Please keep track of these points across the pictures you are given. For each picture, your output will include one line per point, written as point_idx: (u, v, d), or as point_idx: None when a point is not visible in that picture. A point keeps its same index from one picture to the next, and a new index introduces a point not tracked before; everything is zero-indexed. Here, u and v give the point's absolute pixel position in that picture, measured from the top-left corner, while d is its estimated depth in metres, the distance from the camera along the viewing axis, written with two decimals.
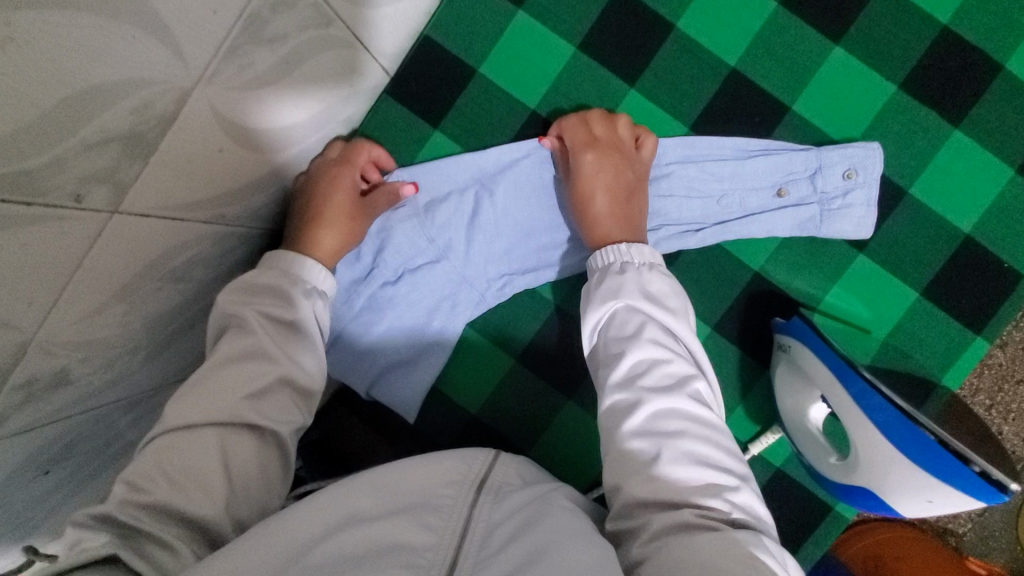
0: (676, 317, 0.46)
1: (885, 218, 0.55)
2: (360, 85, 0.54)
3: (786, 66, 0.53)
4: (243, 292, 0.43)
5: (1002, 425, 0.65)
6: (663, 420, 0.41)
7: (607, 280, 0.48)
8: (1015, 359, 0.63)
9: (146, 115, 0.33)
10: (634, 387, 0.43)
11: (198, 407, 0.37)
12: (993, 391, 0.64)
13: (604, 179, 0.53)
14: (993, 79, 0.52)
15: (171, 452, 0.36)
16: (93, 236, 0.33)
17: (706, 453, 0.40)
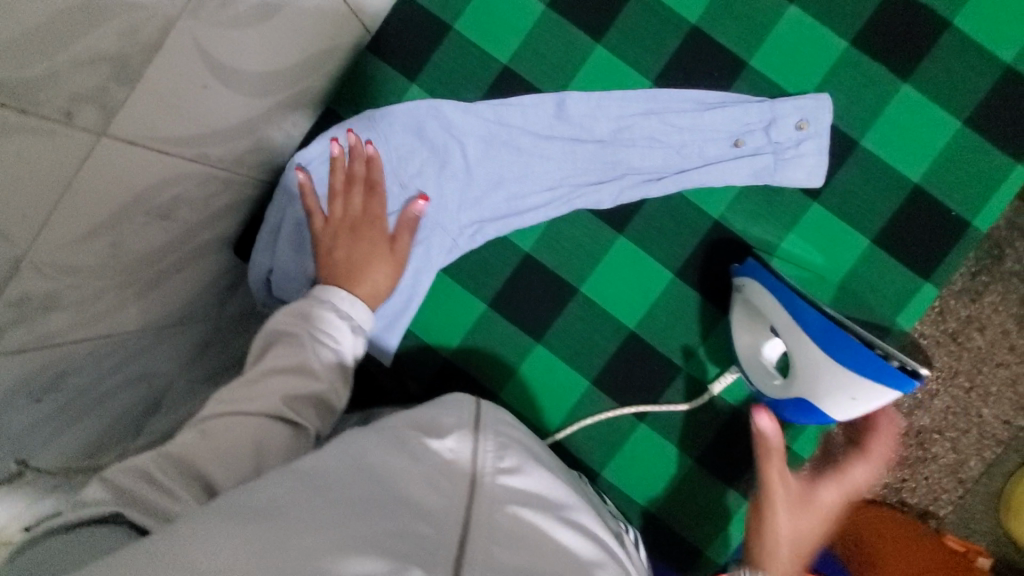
0: None
1: (838, 167, 0.58)
2: (341, 40, 0.59)
3: (743, 23, 0.58)
4: (293, 312, 0.53)
5: (982, 406, 0.86)
6: None
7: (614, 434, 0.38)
8: (991, 345, 0.84)
9: (133, 40, 0.39)
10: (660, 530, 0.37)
11: (246, 395, 0.48)
12: (973, 373, 0.85)
13: None
14: (939, 35, 0.56)
15: (222, 426, 0.46)
16: (85, 151, 0.41)
17: None
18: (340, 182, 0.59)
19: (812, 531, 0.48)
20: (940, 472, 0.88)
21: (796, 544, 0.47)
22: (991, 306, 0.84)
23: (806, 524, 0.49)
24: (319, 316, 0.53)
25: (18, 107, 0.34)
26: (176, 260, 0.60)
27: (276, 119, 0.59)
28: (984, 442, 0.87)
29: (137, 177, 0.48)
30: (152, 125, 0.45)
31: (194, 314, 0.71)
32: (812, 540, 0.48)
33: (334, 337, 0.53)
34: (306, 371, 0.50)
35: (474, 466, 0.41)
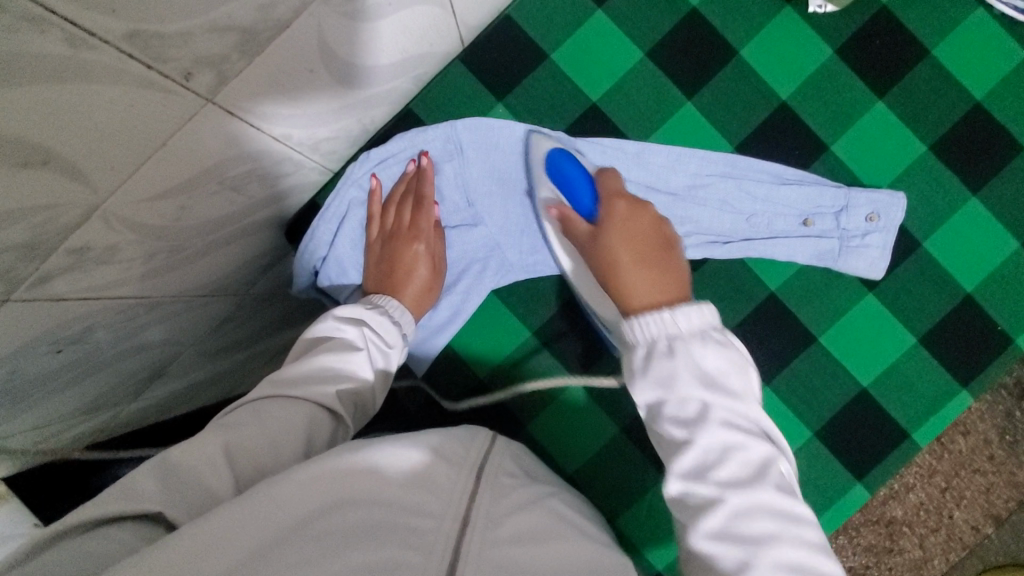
0: (740, 400, 0.43)
1: (898, 264, 0.59)
2: (437, 47, 0.59)
3: (830, 109, 0.59)
4: (352, 311, 0.53)
5: (955, 509, 0.93)
6: (744, 522, 0.39)
7: (655, 364, 0.44)
8: (972, 451, 0.92)
9: (266, 16, 0.38)
10: (709, 482, 0.41)
11: (297, 379, 0.48)
12: (951, 475, 0.92)
13: (625, 245, 0.51)
14: (1012, 157, 0.58)
15: (274, 409, 0.46)
16: (187, 115, 0.40)
17: (800, 558, 0.38)
18: (402, 191, 0.61)
19: (638, 249, 0.50)
20: (904, 566, 0.94)
21: (635, 280, 0.49)
22: (977, 414, 0.92)
23: (653, 272, 0.49)
24: (377, 320, 0.53)
25: (144, 60, 0.34)
26: (229, 233, 0.58)
27: (358, 111, 0.58)
28: (951, 544, 0.94)
29: (223, 147, 0.46)
30: (254, 100, 0.44)
31: (227, 287, 0.68)
32: (663, 267, 0.50)
33: (384, 340, 0.53)
34: (357, 366, 0.50)
35: (475, 497, 0.40)
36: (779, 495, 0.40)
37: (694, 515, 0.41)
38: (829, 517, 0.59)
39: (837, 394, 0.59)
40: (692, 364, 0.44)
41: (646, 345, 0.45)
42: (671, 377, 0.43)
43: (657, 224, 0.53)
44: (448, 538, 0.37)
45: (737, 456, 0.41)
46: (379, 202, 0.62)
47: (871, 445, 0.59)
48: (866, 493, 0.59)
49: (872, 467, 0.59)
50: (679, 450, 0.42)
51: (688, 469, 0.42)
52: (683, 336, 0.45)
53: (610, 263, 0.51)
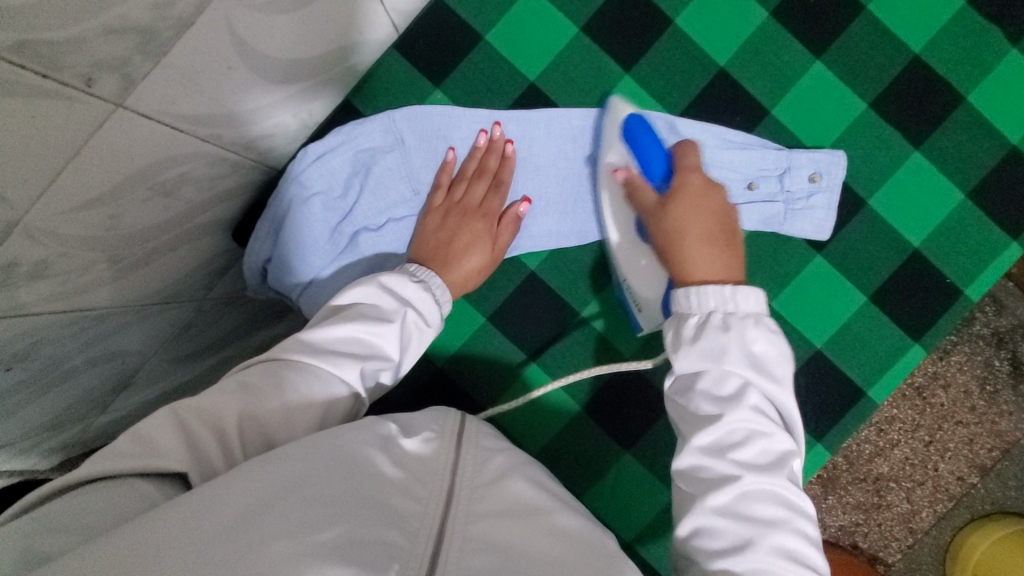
0: (780, 388, 0.46)
1: (845, 223, 0.59)
2: (368, 36, 0.58)
3: (769, 73, 0.59)
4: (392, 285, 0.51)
5: (940, 460, 0.94)
6: (755, 504, 0.41)
7: (710, 335, 0.46)
8: (954, 404, 0.93)
9: (165, 14, 0.37)
10: (726, 458, 0.43)
11: (323, 351, 0.46)
12: (934, 429, 0.94)
13: (699, 221, 0.52)
14: (954, 109, 0.58)
15: (285, 372, 0.45)
16: (98, 122, 0.39)
17: (798, 548, 0.40)
18: (474, 168, 0.60)
19: (705, 225, 0.52)
20: (894, 520, 0.95)
21: (697, 251, 0.51)
22: (956, 365, 0.93)
23: (712, 251, 0.51)
24: (417, 298, 0.51)
25: (39, 71, 0.33)
26: (171, 239, 0.57)
27: (292, 106, 0.57)
28: (937, 495, 0.95)
29: (148, 152, 0.46)
30: (171, 102, 0.44)
31: (180, 294, 0.68)
32: (722, 248, 0.52)
33: (424, 318, 0.51)
34: (386, 342, 0.48)
35: (455, 473, 0.42)
36: (791, 486, 0.42)
37: (705, 487, 0.43)
38: (790, 481, 0.60)
39: (793, 359, 0.60)
40: (743, 344, 0.46)
41: (701, 316, 0.48)
42: (721, 349, 0.46)
43: (726, 209, 0.53)
44: (433, 517, 0.38)
45: (761, 442, 0.43)
46: (321, 200, 0.60)
47: (830, 406, 0.60)
48: (825, 452, 0.60)
49: (831, 428, 0.60)
50: (705, 424, 0.44)
51: (709, 445, 0.44)
52: (740, 315, 0.47)
53: (675, 235, 0.52)
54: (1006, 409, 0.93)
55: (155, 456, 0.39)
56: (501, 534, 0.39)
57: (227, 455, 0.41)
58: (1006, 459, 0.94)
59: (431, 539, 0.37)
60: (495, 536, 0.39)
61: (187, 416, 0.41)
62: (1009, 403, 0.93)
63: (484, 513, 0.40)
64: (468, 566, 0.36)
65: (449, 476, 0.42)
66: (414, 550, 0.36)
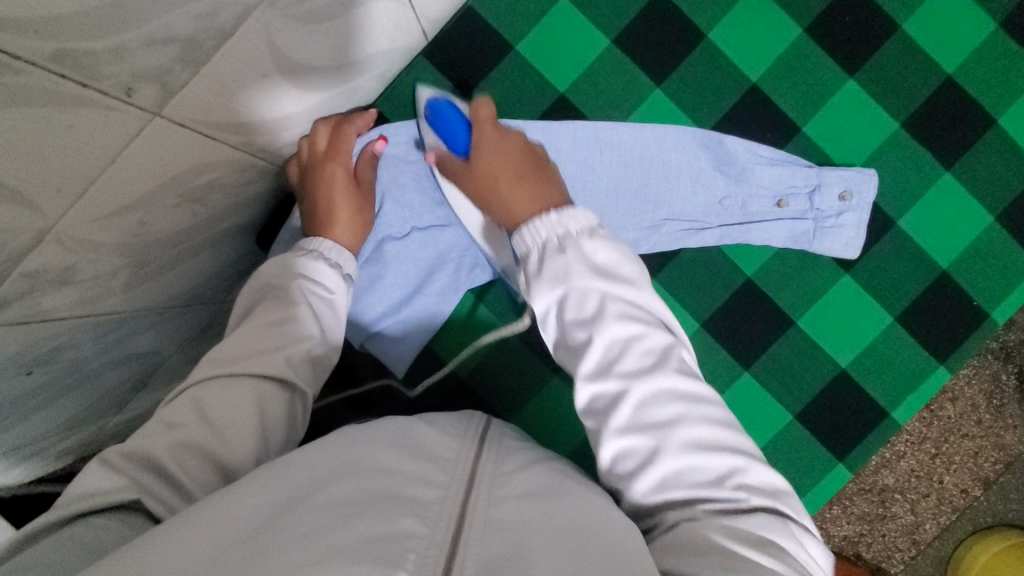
0: (633, 287, 0.46)
1: (875, 242, 0.59)
2: (399, 44, 0.57)
3: (801, 90, 0.58)
4: (289, 265, 0.52)
5: (943, 472, 0.94)
6: (652, 409, 0.42)
7: (551, 260, 0.45)
8: (958, 415, 0.93)
9: (208, 24, 0.37)
10: (612, 374, 0.43)
11: (231, 359, 0.46)
12: (938, 440, 0.93)
13: (504, 164, 0.51)
14: (986, 131, 0.58)
15: (210, 386, 0.45)
16: (134, 130, 0.39)
17: (709, 436, 0.41)
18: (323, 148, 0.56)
19: (513, 165, 0.51)
20: (898, 531, 0.96)
21: (515, 196, 0.50)
22: (964, 379, 0.93)
23: (524, 187, 0.50)
24: (310, 267, 0.52)
25: (78, 79, 0.32)
26: (196, 244, 0.57)
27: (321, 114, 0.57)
28: (941, 507, 0.95)
29: (181, 159, 0.45)
30: (206, 111, 0.43)
31: (200, 297, 0.67)
32: (535, 179, 0.51)
33: (324, 286, 0.53)
34: (295, 320, 0.49)
35: (476, 462, 0.41)
36: (677, 375, 0.43)
37: (604, 411, 0.43)
38: (811, 499, 0.60)
39: (817, 377, 0.59)
40: (583, 259, 0.45)
41: (539, 248, 0.47)
42: (564, 271, 0.45)
43: (523, 145, 0.53)
44: (453, 503, 0.37)
45: (637, 346, 0.43)
46: None
47: (851, 424, 0.60)
48: (846, 472, 0.60)
49: (853, 447, 0.60)
50: (581, 351, 0.44)
51: (593, 369, 0.43)
52: (573, 234, 0.46)
53: (489, 183, 0.51)
54: (1012, 422, 0.93)
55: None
56: (520, 517, 0.37)
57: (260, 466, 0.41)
58: (1008, 472, 0.94)
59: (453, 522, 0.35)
60: (518, 520, 0.37)
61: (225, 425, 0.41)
62: (1014, 417, 0.93)
63: (508, 498, 0.38)
64: (488, 551, 0.34)
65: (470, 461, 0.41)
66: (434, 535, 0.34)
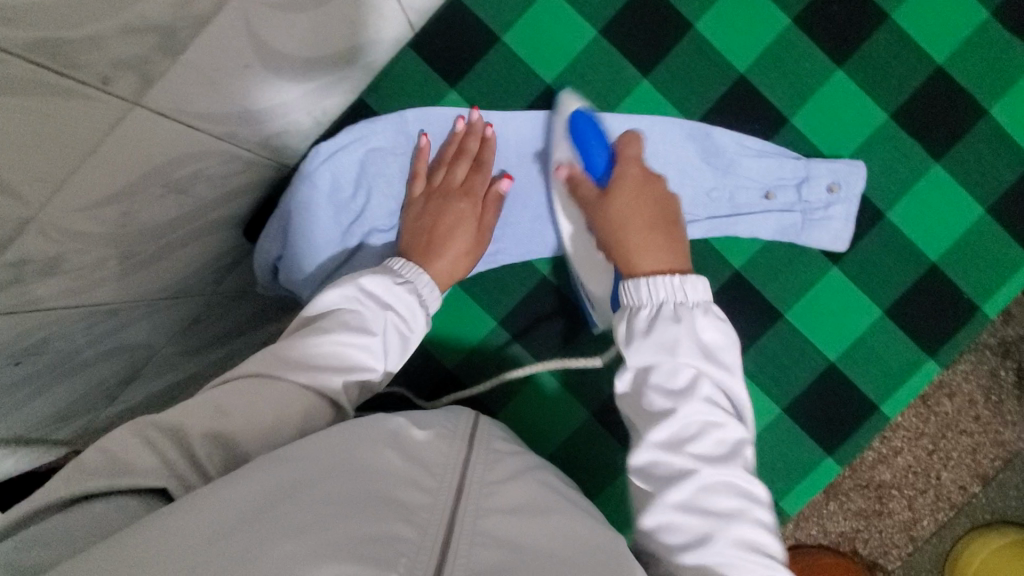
0: (730, 376, 0.47)
1: (864, 234, 0.59)
2: (385, 35, 0.57)
3: (789, 81, 0.58)
4: (366, 287, 0.51)
5: (942, 470, 0.94)
6: (713, 497, 0.42)
7: (660, 327, 0.47)
8: (958, 412, 0.93)
9: (183, 13, 0.37)
10: (682, 452, 0.44)
11: (302, 365, 0.47)
12: (937, 437, 0.93)
13: (640, 212, 0.53)
14: (975, 122, 0.57)
15: (251, 386, 0.45)
16: (113, 120, 0.39)
17: (759, 539, 0.41)
18: (448, 155, 0.60)
19: (648, 214, 0.52)
20: (894, 528, 0.95)
21: (645, 242, 0.51)
22: (962, 374, 0.92)
23: (659, 238, 0.52)
24: (398, 299, 0.52)
25: (55, 68, 0.32)
26: (183, 235, 0.57)
27: (306, 105, 0.57)
28: (938, 504, 0.95)
29: (164, 151, 0.45)
30: (187, 101, 0.43)
31: (189, 289, 0.67)
32: (666, 234, 0.52)
33: (408, 324, 0.52)
34: (369, 353, 0.49)
35: (465, 470, 0.43)
36: (744, 476, 0.43)
37: (662, 482, 0.43)
38: (798, 492, 0.59)
39: (806, 371, 0.59)
40: (692, 335, 0.47)
41: (652, 309, 0.49)
42: (674, 342, 0.46)
43: (666, 196, 0.54)
44: (442, 507, 0.39)
45: (714, 433, 0.44)
46: (336, 200, 0.60)
47: (841, 418, 0.59)
48: (835, 465, 0.59)
49: (843, 441, 0.59)
50: (661, 418, 0.45)
51: (665, 439, 0.44)
52: (689, 306, 0.48)
53: (617, 227, 0.53)
54: (1010, 419, 0.93)
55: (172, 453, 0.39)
56: (506, 528, 0.40)
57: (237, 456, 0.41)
58: (1007, 469, 0.94)
59: (440, 530, 0.37)
60: (504, 530, 0.40)
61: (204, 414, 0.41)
62: (1013, 413, 0.93)
63: (495, 509, 0.41)
64: (477, 562, 0.37)
65: (459, 470, 0.43)
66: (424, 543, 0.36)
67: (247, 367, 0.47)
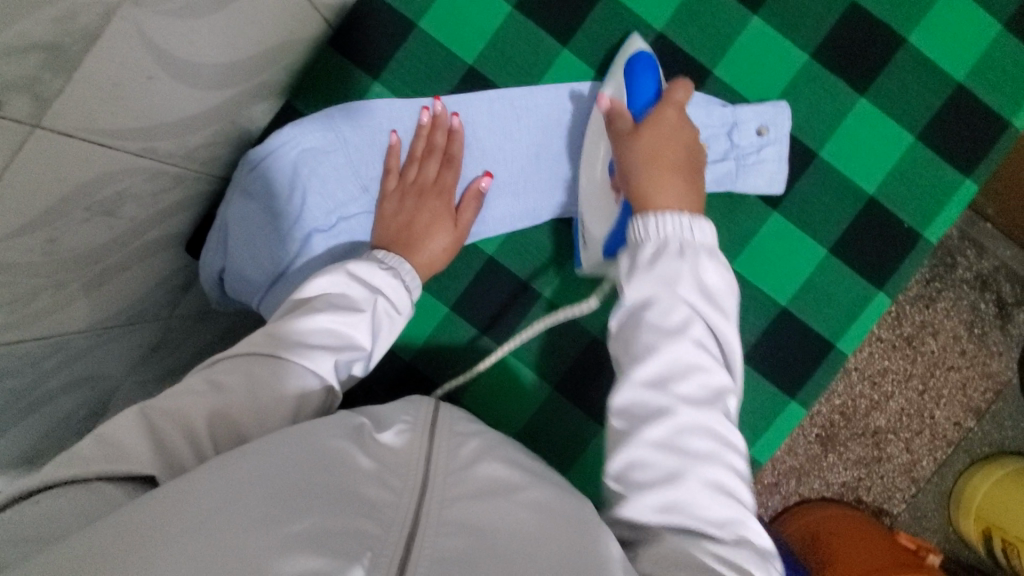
0: (724, 321, 0.46)
1: (799, 176, 0.59)
2: (300, 34, 0.57)
3: (707, 33, 0.58)
4: (358, 270, 0.51)
5: (935, 408, 0.94)
6: (687, 436, 0.42)
7: (664, 262, 0.46)
8: (944, 349, 0.93)
9: (68, 27, 0.35)
10: (666, 390, 0.43)
11: (288, 347, 0.46)
12: (926, 377, 0.94)
13: (668, 152, 0.51)
14: (896, 52, 0.58)
15: (240, 365, 0.45)
16: (16, 145, 0.37)
17: (724, 481, 0.42)
18: (422, 148, 0.59)
19: (673, 158, 0.51)
20: (895, 472, 0.95)
21: (660, 181, 0.50)
22: (944, 312, 0.93)
23: (678, 184, 0.51)
24: (386, 283, 0.52)
25: None
26: (121, 257, 0.56)
27: (228, 114, 0.57)
28: (936, 443, 0.95)
29: (78, 172, 0.44)
30: (91, 117, 0.42)
31: (142, 314, 0.67)
32: (687, 184, 0.51)
33: (395, 308, 0.52)
34: (360, 332, 0.48)
35: (430, 461, 0.42)
36: (723, 420, 0.44)
37: (642, 418, 0.43)
38: (767, 438, 0.60)
39: (759, 318, 0.59)
40: (694, 275, 0.46)
41: (656, 243, 0.48)
42: (675, 278, 0.46)
43: (693, 145, 0.53)
44: (408, 505, 0.38)
45: (699, 375, 0.44)
46: (271, 206, 0.59)
47: (801, 360, 0.59)
48: (800, 408, 0.60)
49: (803, 383, 0.59)
50: (645, 356, 0.45)
51: (649, 377, 0.44)
52: (694, 246, 0.47)
53: (643, 161, 0.51)
54: (997, 350, 0.93)
55: (119, 455, 0.39)
56: (472, 513, 0.39)
57: (198, 450, 0.41)
58: (1000, 400, 0.94)
59: (407, 523, 0.36)
60: (470, 515, 0.38)
61: (155, 420, 0.41)
62: (999, 344, 0.93)
63: (460, 497, 0.40)
64: (443, 547, 0.35)
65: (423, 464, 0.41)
66: (386, 537, 0.35)
67: (243, 347, 0.46)
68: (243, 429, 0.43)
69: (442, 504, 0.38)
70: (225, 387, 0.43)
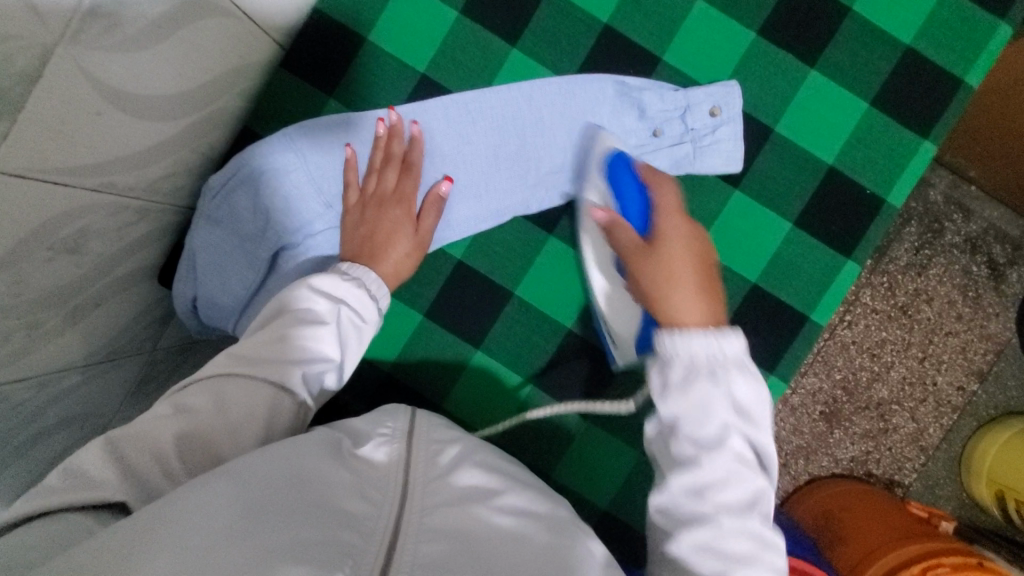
0: (757, 428, 0.46)
1: (756, 153, 0.59)
2: (250, 58, 0.58)
3: (653, 20, 0.59)
4: (322, 281, 0.52)
5: (936, 374, 0.94)
6: (731, 540, 0.42)
7: (694, 383, 0.45)
8: (940, 315, 0.93)
9: (8, 70, 0.35)
10: (706, 499, 0.43)
11: (252, 365, 0.46)
12: (925, 344, 0.93)
13: (688, 264, 0.50)
14: (842, 21, 0.58)
15: (207, 386, 0.45)
16: None
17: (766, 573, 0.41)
18: (381, 158, 0.59)
19: (695, 270, 0.50)
20: (903, 442, 0.95)
21: (688, 300, 0.49)
22: (936, 278, 0.93)
23: (704, 303, 0.49)
24: (350, 293, 0.52)
25: None
26: (91, 293, 0.57)
27: (184, 142, 0.57)
28: (941, 409, 0.94)
29: (37, 212, 0.44)
30: (42, 157, 0.42)
31: (124, 348, 0.68)
32: (708, 295, 0.50)
33: (361, 317, 0.52)
34: (325, 343, 0.49)
35: (409, 469, 0.42)
36: (764, 525, 0.43)
37: (683, 522, 0.43)
38: None
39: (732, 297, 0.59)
40: (728, 393, 0.45)
41: (682, 361, 0.46)
42: (704, 399, 0.45)
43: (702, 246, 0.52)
44: (389, 513, 0.38)
45: (738, 487, 0.43)
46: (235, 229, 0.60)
47: (780, 335, 0.59)
48: (781, 383, 0.59)
49: (782, 358, 0.59)
50: (686, 467, 0.44)
51: (690, 486, 0.44)
52: (724, 363, 0.46)
53: (665, 284, 0.50)
54: (993, 311, 0.93)
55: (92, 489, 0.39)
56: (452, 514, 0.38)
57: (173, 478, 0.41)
58: (1001, 360, 0.93)
59: (387, 533, 0.36)
60: (453, 522, 0.38)
61: (127, 449, 0.41)
62: (994, 305, 0.93)
63: (438, 501, 0.40)
64: (426, 554, 0.35)
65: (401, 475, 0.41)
66: (365, 549, 0.34)
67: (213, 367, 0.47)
68: (220, 449, 0.43)
69: (424, 513, 0.38)
70: (194, 409, 0.43)
